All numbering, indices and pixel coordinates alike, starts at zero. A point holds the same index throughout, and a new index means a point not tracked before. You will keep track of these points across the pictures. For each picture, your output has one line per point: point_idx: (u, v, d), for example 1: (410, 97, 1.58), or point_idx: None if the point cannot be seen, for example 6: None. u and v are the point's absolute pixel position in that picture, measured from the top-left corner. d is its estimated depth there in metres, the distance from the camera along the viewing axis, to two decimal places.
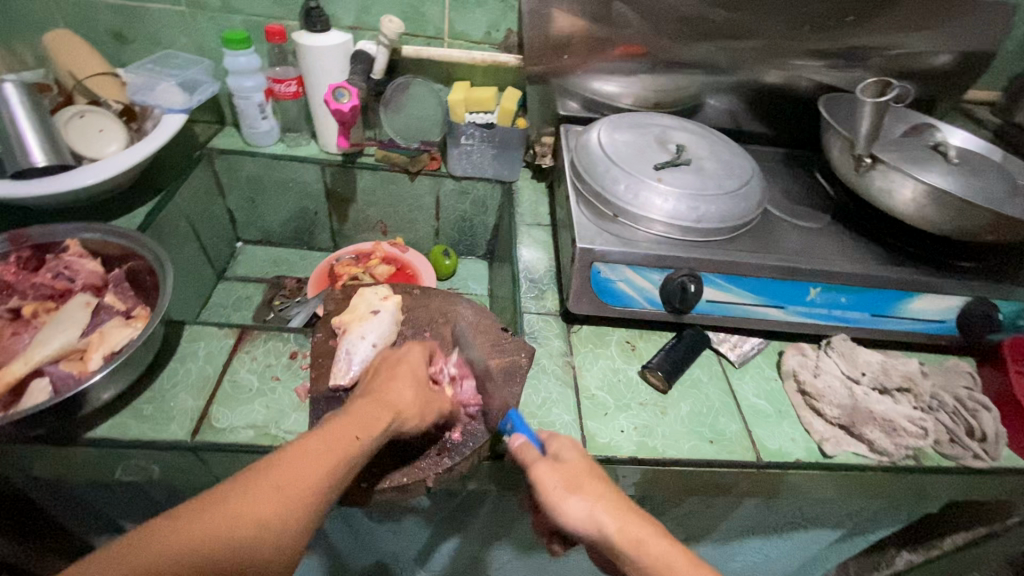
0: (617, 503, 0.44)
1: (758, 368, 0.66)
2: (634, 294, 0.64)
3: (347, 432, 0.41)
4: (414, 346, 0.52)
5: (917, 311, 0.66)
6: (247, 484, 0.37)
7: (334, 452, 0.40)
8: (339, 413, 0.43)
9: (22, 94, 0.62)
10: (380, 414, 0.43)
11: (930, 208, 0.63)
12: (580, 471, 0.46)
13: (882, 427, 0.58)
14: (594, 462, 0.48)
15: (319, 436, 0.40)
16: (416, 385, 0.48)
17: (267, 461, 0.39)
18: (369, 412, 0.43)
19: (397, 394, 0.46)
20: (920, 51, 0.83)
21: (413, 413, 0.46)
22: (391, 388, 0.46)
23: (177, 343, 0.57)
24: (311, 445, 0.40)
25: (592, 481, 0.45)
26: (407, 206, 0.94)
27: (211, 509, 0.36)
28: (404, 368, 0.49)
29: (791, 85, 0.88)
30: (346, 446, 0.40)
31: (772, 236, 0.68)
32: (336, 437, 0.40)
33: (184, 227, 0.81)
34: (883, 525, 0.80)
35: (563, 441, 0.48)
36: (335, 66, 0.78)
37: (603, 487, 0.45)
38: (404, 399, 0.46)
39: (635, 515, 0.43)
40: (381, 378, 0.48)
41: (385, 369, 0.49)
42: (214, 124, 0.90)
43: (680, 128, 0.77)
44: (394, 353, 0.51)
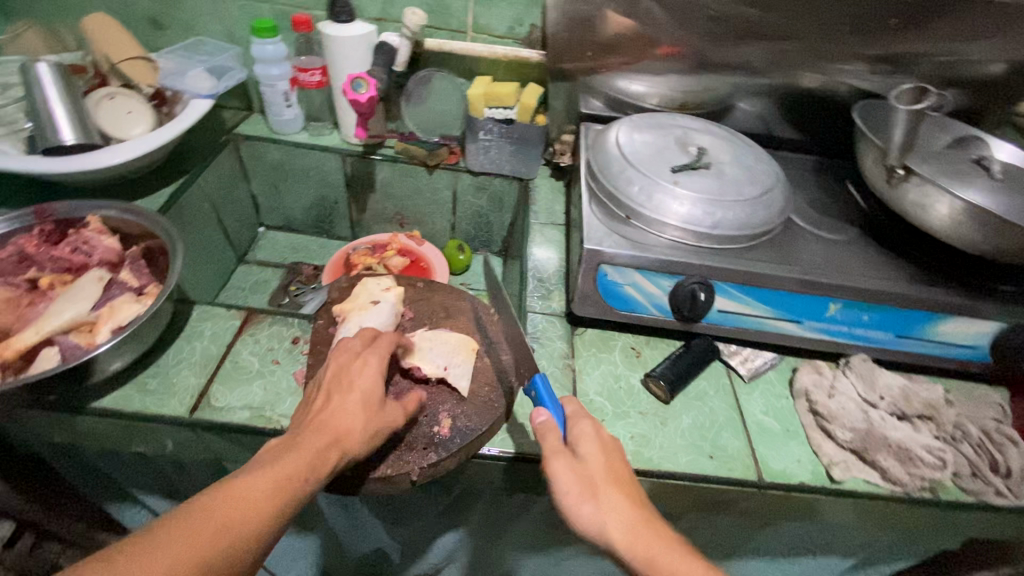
0: (634, 518, 0.43)
1: (769, 384, 0.63)
2: (641, 299, 0.62)
3: (290, 471, 0.40)
4: (371, 357, 0.49)
5: (945, 335, 0.62)
6: (188, 526, 0.36)
7: (275, 495, 0.39)
8: (282, 447, 0.42)
9: (57, 78, 0.65)
10: (325, 450, 0.42)
11: (966, 225, 0.59)
12: (599, 475, 0.45)
13: (896, 454, 0.54)
14: (618, 462, 0.47)
15: (261, 474, 0.39)
16: (364, 412, 0.45)
17: (213, 498, 0.37)
18: (313, 447, 0.42)
19: (344, 423, 0.44)
20: (971, 58, 0.78)
21: (360, 441, 0.44)
22: (337, 416, 0.44)
23: (186, 322, 0.59)
24: (251, 484, 0.39)
25: (610, 490, 0.44)
26: (424, 199, 0.94)
27: (156, 553, 0.34)
28: (354, 390, 0.46)
29: (826, 90, 0.84)
30: (288, 488, 0.40)
31: (792, 246, 0.65)
32: (279, 477, 0.40)
33: (206, 210, 0.83)
34: (899, 558, 0.76)
35: (589, 434, 0.47)
36: (358, 57, 0.79)
37: (622, 497, 0.44)
38: (351, 428, 0.44)
39: (650, 528, 0.43)
40: (326, 400, 0.46)
41: (333, 392, 0.46)
42: (242, 110, 0.92)
43: (703, 130, 0.74)
44: (348, 366, 0.48)
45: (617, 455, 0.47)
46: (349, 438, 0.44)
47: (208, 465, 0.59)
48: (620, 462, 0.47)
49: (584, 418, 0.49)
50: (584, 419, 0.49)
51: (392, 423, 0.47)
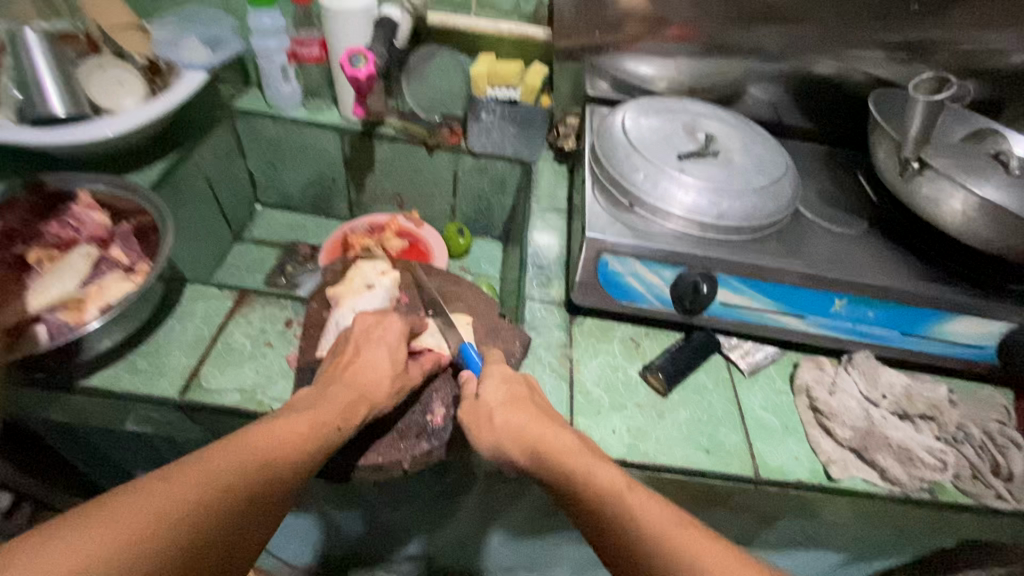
0: (527, 425, 0.45)
1: (769, 379, 0.62)
2: (642, 290, 0.61)
3: (325, 418, 0.42)
4: (394, 319, 0.51)
5: (951, 334, 0.61)
6: (236, 448, 0.37)
7: (312, 435, 0.41)
8: (315, 397, 0.44)
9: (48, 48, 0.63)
10: (357, 401, 0.45)
11: (980, 222, 0.57)
12: (500, 398, 0.47)
13: (896, 454, 0.54)
14: (522, 388, 0.48)
15: (300, 417, 0.41)
16: (392, 367, 0.48)
17: (258, 431, 0.38)
18: (346, 398, 0.44)
19: (374, 376, 0.47)
20: (992, 48, 0.75)
21: (387, 395, 0.47)
22: (367, 369, 0.47)
23: (178, 300, 0.58)
24: (291, 425, 0.40)
25: (507, 409, 0.46)
26: (424, 180, 0.92)
27: (208, 471, 0.34)
28: (383, 346, 0.49)
29: (842, 78, 0.81)
30: (324, 432, 0.41)
31: (799, 239, 0.64)
32: (315, 421, 0.42)
33: (202, 186, 0.81)
34: (891, 554, 0.76)
35: (493, 371, 0.49)
36: (357, 31, 0.76)
37: (518, 409, 0.46)
38: (380, 381, 0.47)
39: (545, 428, 0.45)
40: (355, 354, 0.48)
41: (362, 346, 0.49)
42: (239, 84, 0.89)
43: (712, 116, 0.72)
44: (373, 325, 0.51)
45: (523, 383, 0.49)
46: (377, 392, 0.46)
47: (200, 446, 0.58)
48: (523, 387, 0.49)
49: (496, 364, 0.51)
50: (500, 361, 0.51)
51: (413, 381, 0.49)
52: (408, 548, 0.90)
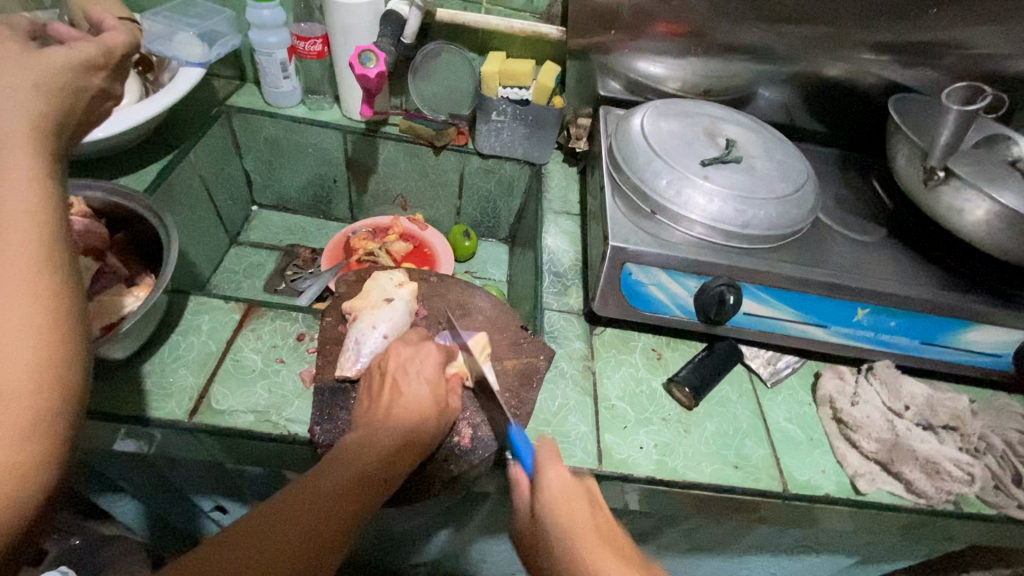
0: (571, 553, 0.40)
1: (790, 389, 0.61)
2: (666, 300, 0.59)
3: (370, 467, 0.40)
4: (430, 348, 0.48)
5: (971, 343, 0.61)
6: (280, 519, 0.35)
7: (357, 490, 0.38)
8: (360, 441, 0.41)
9: None
10: (403, 442, 0.42)
11: (1004, 232, 0.57)
12: (556, 528, 0.42)
13: (923, 467, 0.53)
14: (582, 509, 0.42)
15: (340, 473, 0.38)
16: (435, 400, 0.45)
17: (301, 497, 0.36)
18: (392, 440, 0.41)
19: (416, 414, 0.43)
20: (1004, 52, 0.75)
21: (433, 432, 0.44)
22: (408, 406, 0.44)
23: (181, 314, 0.55)
24: (332, 483, 0.38)
25: (559, 538, 0.41)
26: (429, 181, 0.89)
27: (251, 546, 0.33)
28: (420, 379, 0.46)
29: (854, 81, 0.80)
30: (371, 482, 0.39)
31: (821, 247, 0.63)
32: (360, 474, 0.39)
33: (197, 187, 0.77)
34: (900, 557, 0.77)
35: (547, 487, 0.43)
36: (363, 26, 0.73)
37: (574, 546, 0.41)
38: (426, 418, 0.44)
39: (599, 563, 0.40)
40: (394, 394, 0.45)
41: (399, 382, 0.45)
42: (234, 79, 0.85)
43: (730, 120, 0.70)
44: (409, 357, 0.47)
45: (585, 498, 0.43)
46: (423, 430, 0.43)
47: (208, 466, 0.55)
48: (582, 502, 0.42)
49: (549, 461, 0.45)
50: (556, 462, 0.45)
51: (454, 407, 0.47)
52: (414, 557, 0.88)
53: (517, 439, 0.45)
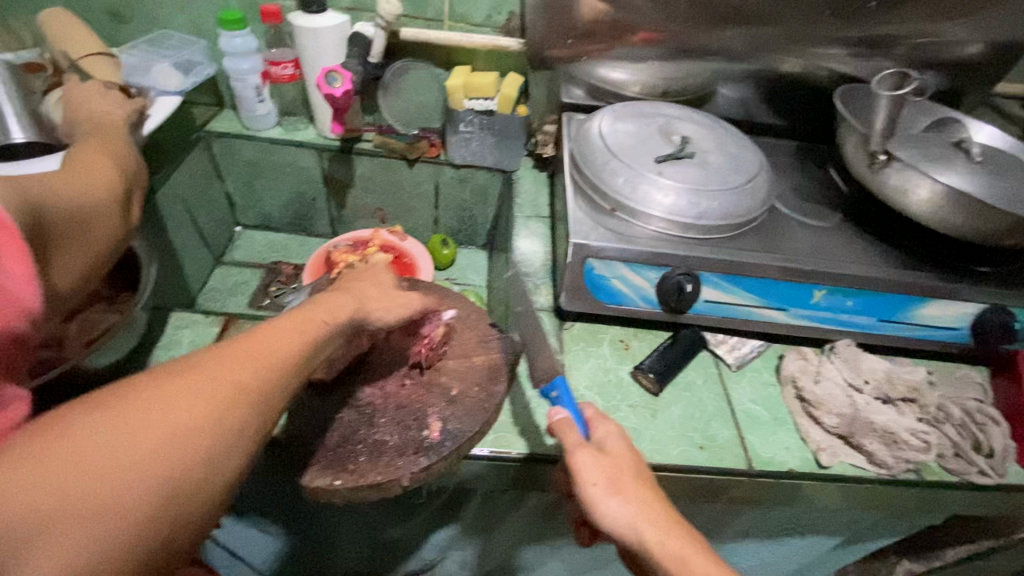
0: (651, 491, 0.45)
1: (755, 372, 0.63)
2: (629, 292, 0.62)
3: (314, 322, 0.38)
4: (378, 268, 0.53)
5: (926, 318, 0.63)
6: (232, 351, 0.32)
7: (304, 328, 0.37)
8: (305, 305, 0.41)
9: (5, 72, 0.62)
10: (346, 300, 0.43)
11: (946, 209, 0.59)
12: (620, 483, 0.44)
13: (881, 438, 0.55)
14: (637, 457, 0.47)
15: (286, 322, 0.36)
16: (382, 287, 0.48)
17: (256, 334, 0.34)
18: (335, 300, 0.42)
19: (363, 288, 0.46)
20: (950, 40, 0.78)
21: (381, 306, 0.46)
22: (360, 287, 0.46)
23: (163, 330, 0.57)
24: (278, 321, 0.36)
25: (637, 479, 0.45)
26: (406, 193, 0.92)
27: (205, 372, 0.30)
28: (373, 277, 0.49)
29: (808, 75, 0.84)
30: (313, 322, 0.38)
31: (777, 233, 0.65)
32: (302, 316, 0.38)
33: (179, 211, 0.80)
34: (883, 535, 0.78)
35: (609, 435, 0.48)
36: (331, 49, 0.76)
37: (647, 494, 0.44)
38: (370, 292, 0.46)
39: (663, 517, 0.43)
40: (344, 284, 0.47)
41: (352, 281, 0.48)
42: (213, 106, 0.88)
43: (685, 118, 0.74)
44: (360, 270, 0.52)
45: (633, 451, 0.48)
46: (368, 300, 0.45)
47: None
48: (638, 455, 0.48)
49: (600, 419, 0.50)
50: (605, 422, 0.49)
51: (409, 301, 0.48)
52: (409, 565, 0.89)
53: (570, 393, 0.50)
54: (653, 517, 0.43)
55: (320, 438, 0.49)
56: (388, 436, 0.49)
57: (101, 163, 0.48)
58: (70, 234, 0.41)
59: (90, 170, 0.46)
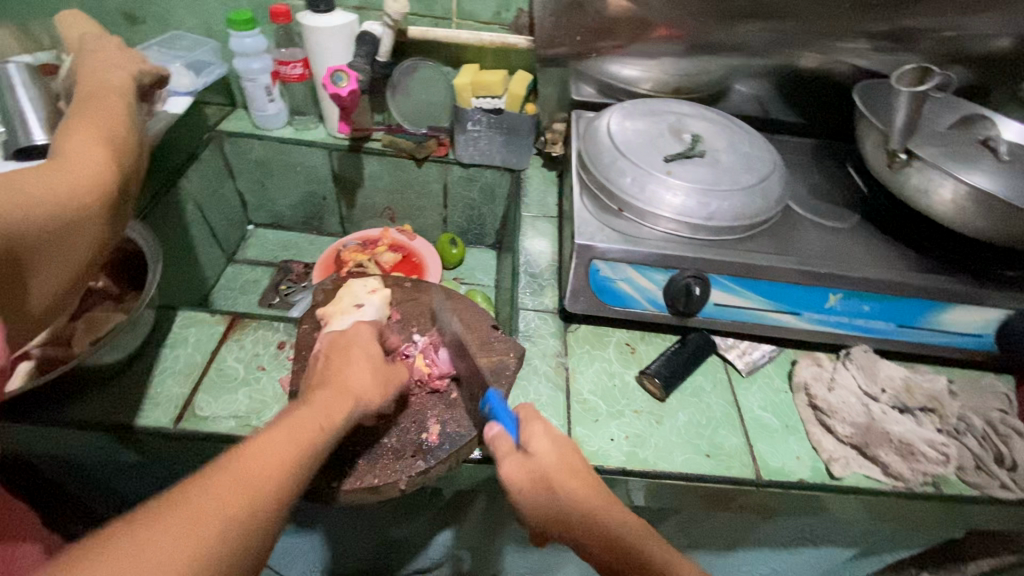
0: (581, 489, 0.43)
1: (766, 378, 0.62)
2: (635, 294, 0.60)
3: (308, 427, 0.38)
4: (361, 324, 0.52)
5: (948, 324, 0.60)
6: (219, 479, 0.32)
7: (300, 444, 0.36)
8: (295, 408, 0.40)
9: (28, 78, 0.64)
10: (340, 397, 0.42)
11: (971, 210, 0.57)
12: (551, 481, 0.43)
13: (898, 449, 0.53)
14: (571, 454, 0.45)
15: (278, 432, 0.36)
16: (371, 363, 0.47)
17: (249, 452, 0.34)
18: (327, 398, 0.41)
19: (354, 372, 0.45)
20: (976, 33, 0.74)
21: (371, 387, 0.45)
22: (348, 369, 0.46)
23: (169, 329, 0.58)
24: (273, 439, 0.36)
25: (566, 479, 0.43)
26: (414, 192, 0.92)
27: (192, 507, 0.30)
28: (357, 348, 0.48)
29: (827, 71, 0.81)
30: (311, 434, 0.38)
31: (790, 235, 0.63)
32: (298, 428, 0.37)
33: (191, 209, 0.81)
34: (901, 547, 0.75)
35: (536, 437, 0.45)
36: (338, 48, 0.76)
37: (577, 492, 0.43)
38: (361, 376, 0.45)
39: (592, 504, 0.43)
40: (327, 361, 0.47)
41: (339, 355, 0.47)
42: (225, 106, 0.89)
43: (697, 116, 0.72)
44: (342, 334, 0.50)
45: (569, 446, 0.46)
46: (359, 386, 0.44)
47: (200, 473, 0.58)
48: (571, 449, 0.46)
49: (532, 419, 0.47)
50: (535, 418, 0.47)
51: (400, 376, 0.49)
52: (416, 563, 0.89)
53: (500, 402, 0.47)
54: (580, 518, 0.42)
55: None
56: (386, 437, 0.49)
57: (92, 147, 0.39)
58: (51, 247, 0.36)
59: (76, 160, 0.37)
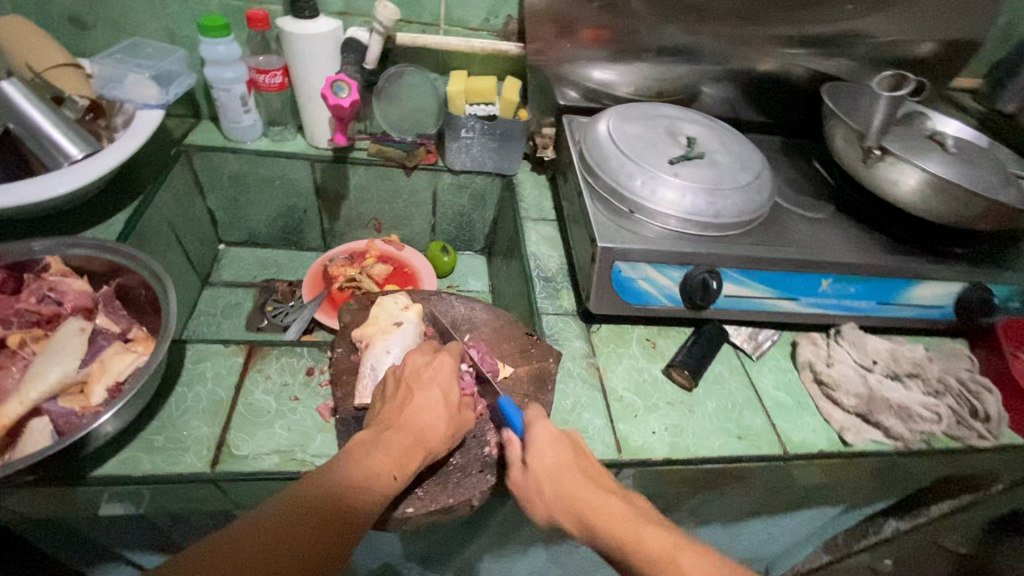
0: (562, 493, 0.44)
1: (773, 360, 0.67)
2: (654, 292, 0.63)
3: (381, 468, 0.42)
4: (444, 356, 0.51)
5: (919, 299, 0.68)
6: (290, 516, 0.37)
7: (372, 487, 0.40)
8: (372, 442, 0.43)
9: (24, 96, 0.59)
10: (413, 443, 0.44)
11: (934, 198, 0.64)
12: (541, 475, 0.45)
13: (898, 414, 0.60)
14: (568, 453, 0.46)
15: (354, 473, 0.40)
16: (446, 409, 0.47)
17: (318, 488, 0.39)
18: (403, 443, 0.44)
19: (429, 419, 0.46)
20: (908, 40, 0.84)
21: (442, 439, 0.46)
22: (425, 413, 0.46)
23: (182, 364, 0.53)
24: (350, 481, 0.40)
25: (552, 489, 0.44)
26: (402, 201, 0.89)
27: (265, 542, 0.35)
28: (437, 389, 0.48)
29: (785, 74, 0.87)
30: (381, 484, 0.41)
31: (782, 228, 0.69)
32: (370, 477, 0.41)
33: (165, 232, 0.74)
34: (879, 500, 0.84)
35: (537, 442, 0.46)
36: (325, 56, 0.73)
37: (570, 486, 0.44)
38: (435, 425, 0.46)
39: (578, 495, 0.44)
40: (409, 396, 0.47)
41: (415, 390, 0.47)
42: (189, 117, 0.83)
43: (688, 119, 0.76)
44: (423, 365, 0.50)
45: (569, 445, 0.47)
46: (433, 435, 0.45)
47: (227, 514, 0.54)
48: (569, 450, 0.46)
49: (536, 420, 0.47)
50: (542, 418, 0.48)
51: (467, 423, 0.49)
52: None
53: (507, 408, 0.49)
54: (566, 514, 0.44)
55: None
56: (451, 455, 0.49)
57: None
58: None
59: None
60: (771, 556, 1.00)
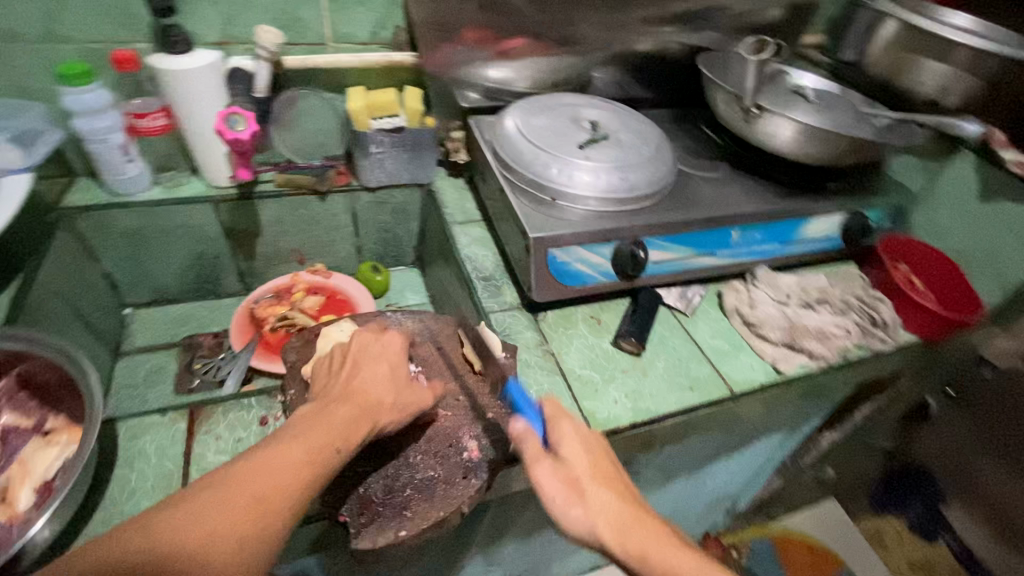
0: (604, 499, 0.44)
1: (705, 312, 0.72)
2: (590, 271, 0.66)
3: (324, 439, 0.42)
4: (393, 336, 0.53)
5: (814, 234, 0.77)
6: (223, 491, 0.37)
7: (313, 462, 0.40)
8: (315, 414, 0.44)
9: None
10: (358, 412, 0.44)
11: (808, 144, 0.72)
12: (577, 480, 0.45)
13: (816, 337, 0.67)
14: (600, 457, 0.47)
15: (296, 444, 0.41)
16: (393, 382, 0.48)
17: (256, 461, 0.39)
18: (348, 411, 0.44)
19: (376, 391, 0.47)
20: (761, 7, 0.94)
21: (390, 409, 0.47)
22: (372, 385, 0.47)
23: (115, 445, 0.49)
24: (282, 456, 0.40)
25: (592, 490, 0.44)
26: (322, 228, 0.86)
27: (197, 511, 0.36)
28: (383, 362, 0.50)
29: (663, 51, 0.94)
30: (324, 456, 0.41)
31: (690, 192, 0.75)
32: (311, 450, 0.41)
33: (59, 307, 0.66)
34: (814, 417, 0.94)
35: (568, 438, 0.47)
36: (210, 91, 0.69)
37: (607, 493, 0.44)
38: (383, 398, 0.47)
39: (629, 511, 0.44)
40: (354, 371, 0.48)
41: (363, 363, 0.49)
42: (61, 177, 0.75)
43: (587, 105, 0.80)
44: (372, 341, 0.52)
45: (596, 448, 0.48)
46: (380, 407, 0.46)
47: None
48: (602, 455, 0.47)
49: (560, 418, 0.48)
50: (562, 416, 0.49)
51: (421, 398, 0.49)
52: None
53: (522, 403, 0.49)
54: (614, 524, 0.43)
55: (364, 483, 0.48)
56: (430, 470, 0.49)
57: None
58: None
59: None
60: (734, 491, 1.08)
